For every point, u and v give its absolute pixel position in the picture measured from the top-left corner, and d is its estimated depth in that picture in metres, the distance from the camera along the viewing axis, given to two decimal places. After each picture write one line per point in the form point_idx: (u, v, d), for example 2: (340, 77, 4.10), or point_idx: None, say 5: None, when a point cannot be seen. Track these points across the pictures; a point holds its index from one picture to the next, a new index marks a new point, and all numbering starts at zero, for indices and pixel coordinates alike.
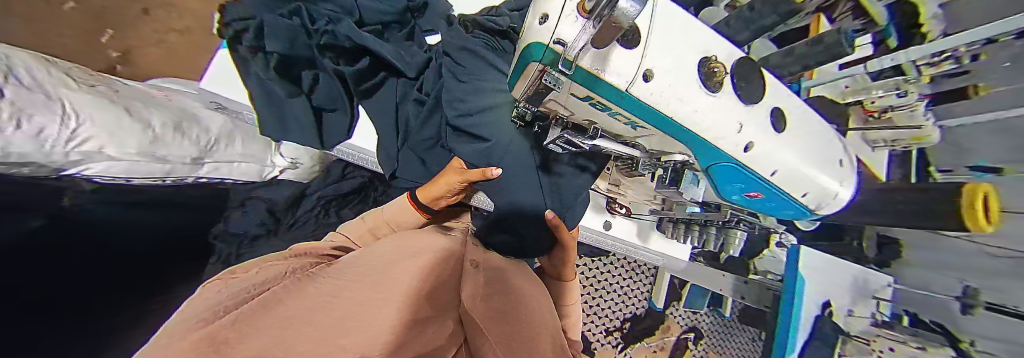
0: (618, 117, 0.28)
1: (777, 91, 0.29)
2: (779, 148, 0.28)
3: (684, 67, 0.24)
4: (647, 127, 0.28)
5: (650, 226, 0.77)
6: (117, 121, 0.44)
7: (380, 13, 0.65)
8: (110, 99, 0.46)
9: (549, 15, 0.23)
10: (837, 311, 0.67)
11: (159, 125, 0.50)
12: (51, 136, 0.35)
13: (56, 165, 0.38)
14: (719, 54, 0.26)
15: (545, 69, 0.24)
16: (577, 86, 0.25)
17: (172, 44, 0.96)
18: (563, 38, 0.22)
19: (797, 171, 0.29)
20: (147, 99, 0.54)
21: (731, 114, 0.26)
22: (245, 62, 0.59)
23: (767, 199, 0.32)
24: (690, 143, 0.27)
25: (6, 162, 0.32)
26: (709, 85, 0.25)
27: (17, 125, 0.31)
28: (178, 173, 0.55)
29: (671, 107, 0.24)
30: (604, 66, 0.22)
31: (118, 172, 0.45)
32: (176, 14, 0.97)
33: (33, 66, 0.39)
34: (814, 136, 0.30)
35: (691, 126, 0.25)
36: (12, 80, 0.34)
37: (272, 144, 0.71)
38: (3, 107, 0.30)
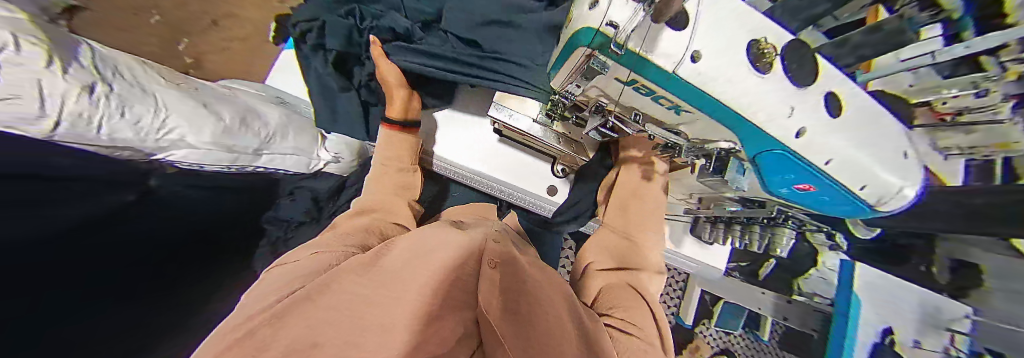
0: (662, 101, 0.29)
1: (833, 75, 0.27)
2: (836, 135, 0.26)
3: (732, 47, 0.24)
4: (693, 109, 0.28)
5: (683, 228, 0.75)
6: (195, 113, 0.50)
7: (422, 8, 0.59)
8: (191, 95, 0.53)
9: (598, 0, 0.23)
10: (901, 340, 0.59)
11: (226, 118, 0.56)
12: (145, 125, 0.42)
13: (147, 150, 0.45)
14: (770, 37, 0.25)
15: (593, 53, 0.25)
16: (624, 68, 0.26)
17: (236, 52, 1.13)
18: (614, 21, 0.22)
19: (856, 161, 0.27)
20: (219, 96, 0.61)
21: (781, 97, 0.25)
22: (308, 58, 0.65)
23: (820, 193, 0.31)
24: (735, 124, 0.27)
25: (113, 145, 0.39)
26: (758, 66, 0.24)
27: (122, 114, 0.38)
28: (242, 162, 0.62)
29: (721, 89, 0.24)
30: (652, 48, 0.23)
31: (194, 158, 0.52)
32: (242, 25, 1.14)
33: (134, 67, 0.46)
34: (877, 125, 0.28)
35: (740, 108, 0.25)
36: (119, 77, 0.41)
37: (319, 138, 0.76)
38: (110, 98, 0.37)
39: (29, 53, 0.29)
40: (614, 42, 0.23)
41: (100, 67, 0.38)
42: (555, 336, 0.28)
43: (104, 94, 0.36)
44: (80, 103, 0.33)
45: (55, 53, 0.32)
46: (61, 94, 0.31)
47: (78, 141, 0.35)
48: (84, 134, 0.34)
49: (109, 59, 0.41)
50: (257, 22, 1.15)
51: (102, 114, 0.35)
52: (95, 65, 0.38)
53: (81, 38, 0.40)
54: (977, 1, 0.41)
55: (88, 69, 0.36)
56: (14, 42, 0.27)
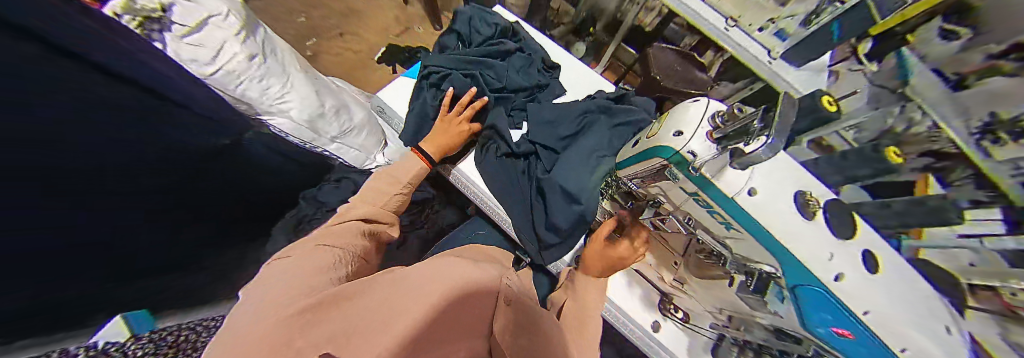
0: (715, 216, 0.33)
1: (867, 235, 0.29)
2: (872, 289, 0.27)
3: (782, 195, 0.29)
4: (743, 233, 0.30)
5: (705, 346, 0.57)
6: (309, 94, 0.63)
7: (517, 82, 0.74)
8: (314, 83, 0.67)
9: (684, 131, 0.30)
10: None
11: (327, 106, 0.67)
12: (270, 91, 0.57)
13: (262, 109, 0.58)
14: (815, 191, 0.30)
15: (668, 165, 0.32)
16: (690, 184, 0.31)
17: (345, 58, 1.39)
18: (695, 151, 0.29)
19: (898, 325, 0.26)
20: (330, 88, 0.74)
21: (822, 241, 0.28)
22: (419, 91, 0.73)
23: (857, 347, 0.28)
24: (784, 260, 0.29)
25: (241, 97, 0.54)
26: (804, 212, 0.28)
27: (258, 77, 0.54)
28: (317, 143, 0.72)
29: (769, 222, 0.28)
30: (719, 176, 0.29)
31: (287, 128, 0.64)
32: (359, 42, 1.43)
33: (284, 54, 0.63)
34: (914, 296, 0.28)
35: (790, 246, 0.28)
36: (273, 56, 0.58)
37: (381, 144, 0.85)
38: (258, 67, 0.53)
39: (228, 22, 0.48)
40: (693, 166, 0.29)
41: (265, 47, 0.56)
42: None
43: (257, 62, 0.53)
44: (235, 62, 0.49)
45: (245, 28, 0.52)
46: (227, 52, 0.48)
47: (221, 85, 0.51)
48: (228, 84, 0.51)
49: (271, 43, 0.59)
50: (370, 43, 1.43)
51: (247, 75, 0.52)
52: (262, 43, 0.56)
53: (264, 27, 0.60)
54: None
55: (259, 43, 0.55)
56: (222, 14, 0.48)
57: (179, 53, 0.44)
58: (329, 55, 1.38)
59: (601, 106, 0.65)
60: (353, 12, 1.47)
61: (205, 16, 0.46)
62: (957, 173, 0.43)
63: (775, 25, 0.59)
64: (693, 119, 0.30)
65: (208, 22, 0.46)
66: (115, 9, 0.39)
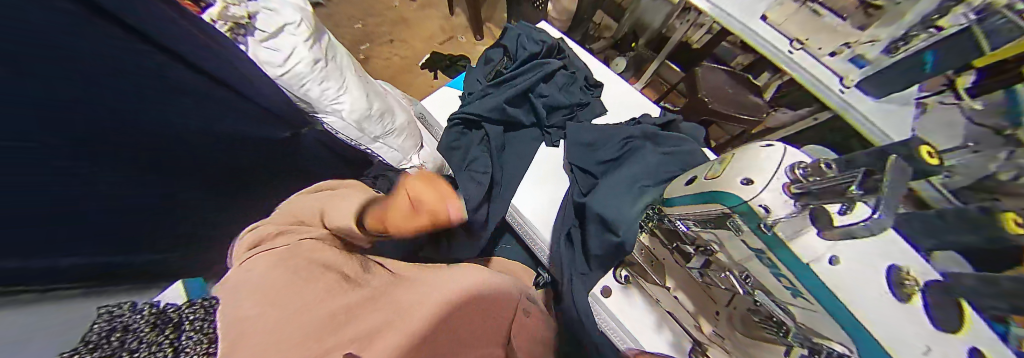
0: (780, 277, 0.30)
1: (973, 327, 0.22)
2: None
3: (870, 278, 0.27)
4: (811, 300, 0.28)
5: None
6: (359, 98, 0.68)
7: (556, 101, 0.74)
8: (366, 88, 0.72)
9: (755, 181, 0.29)
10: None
11: (374, 109, 0.72)
12: (327, 92, 0.61)
13: (320, 107, 0.64)
14: (911, 270, 0.27)
15: (731, 215, 0.32)
16: (757, 240, 0.30)
17: (392, 63, 1.50)
18: (768, 206, 0.28)
19: None
20: (380, 93, 0.80)
21: (912, 324, 0.24)
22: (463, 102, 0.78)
23: None
24: (860, 341, 0.26)
25: (302, 95, 0.60)
26: (898, 295, 0.26)
27: (319, 81, 0.59)
28: (362, 142, 0.78)
29: (847, 294, 0.26)
30: (793, 237, 0.28)
31: (339, 127, 0.71)
32: (405, 48, 1.53)
33: (343, 59, 0.68)
34: None
35: (869, 324, 0.25)
36: (334, 59, 0.63)
37: (418, 147, 0.89)
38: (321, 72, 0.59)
39: (299, 30, 0.53)
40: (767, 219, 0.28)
41: (329, 51, 0.62)
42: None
43: (319, 66, 0.57)
44: (299, 65, 0.54)
45: (314, 35, 0.57)
46: (292, 54, 0.53)
47: (286, 84, 0.57)
48: (292, 85, 0.57)
49: (331, 46, 0.65)
50: (415, 50, 1.53)
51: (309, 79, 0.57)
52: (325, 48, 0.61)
53: (329, 34, 0.66)
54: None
55: (323, 50, 0.60)
56: (296, 22, 0.53)
57: (258, 55, 0.50)
58: (378, 60, 1.50)
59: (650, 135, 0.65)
60: (404, 21, 1.59)
61: (280, 25, 0.51)
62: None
63: (852, 50, 0.54)
64: (766, 169, 0.29)
65: (284, 30, 0.52)
66: (212, 17, 0.45)
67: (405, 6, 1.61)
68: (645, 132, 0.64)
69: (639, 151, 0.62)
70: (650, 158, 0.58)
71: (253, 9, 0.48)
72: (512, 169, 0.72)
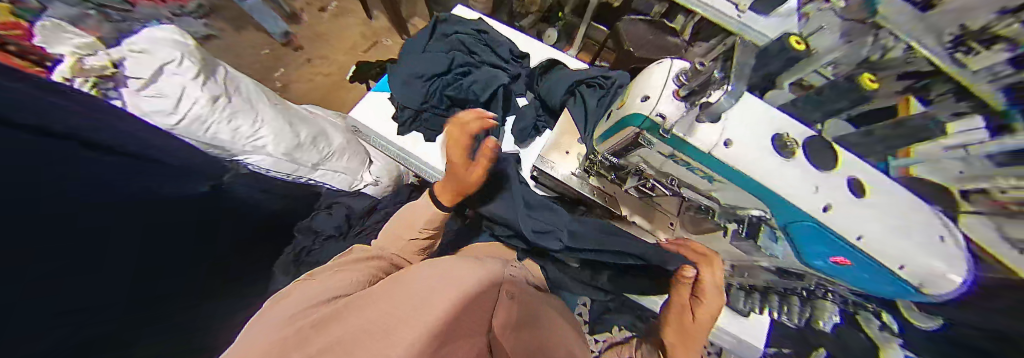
0: (696, 171, 0.33)
1: (855, 162, 0.28)
2: (870, 214, 0.25)
3: (762, 141, 0.29)
4: (724, 180, 0.31)
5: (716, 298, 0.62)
6: (280, 128, 0.63)
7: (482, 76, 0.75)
8: (284, 117, 0.66)
9: (649, 96, 0.32)
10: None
11: (302, 136, 0.67)
12: (243, 131, 0.57)
13: (236, 149, 0.58)
14: (793, 132, 0.29)
15: (641, 132, 0.33)
16: (666, 146, 0.32)
17: (318, 83, 1.37)
18: (663, 113, 0.30)
19: (900, 243, 0.24)
20: (303, 116, 0.72)
21: (802, 177, 0.27)
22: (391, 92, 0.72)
23: (859, 270, 0.28)
24: (766, 199, 0.29)
25: (208, 139, 0.53)
26: (782, 151, 0.28)
27: (224, 119, 0.54)
28: (300, 173, 0.70)
29: (746, 165, 0.28)
30: (690, 133, 0.29)
31: (268, 165, 0.63)
32: (328, 64, 1.41)
33: (250, 88, 0.63)
34: (925, 215, 0.26)
35: (768, 184, 0.28)
36: (235, 91, 0.59)
37: (366, 163, 0.83)
38: (223, 106, 0.55)
39: (180, 68, 0.50)
40: (682, 105, 0.30)
41: (224, 85, 0.57)
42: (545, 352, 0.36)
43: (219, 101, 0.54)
44: (201, 107, 0.50)
45: (201, 70, 0.53)
46: (177, 93, 0.48)
47: (190, 136, 0.52)
48: (196, 131, 0.51)
49: (232, 76, 0.60)
50: (340, 63, 1.41)
51: (213, 117, 0.53)
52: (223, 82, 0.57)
53: (225, 65, 0.61)
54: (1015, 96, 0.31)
55: (218, 83, 0.56)
56: (175, 60, 0.49)
57: (138, 105, 0.46)
58: (299, 83, 1.36)
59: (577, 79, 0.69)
60: (319, 35, 1.44)
61: (118, 58, 0.46)
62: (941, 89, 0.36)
63: None
64: (656, 85, 0.32)
65: (157, 68, 0.47)
66: (65, 73, 0.42)
67: (314, 19, 1.46)
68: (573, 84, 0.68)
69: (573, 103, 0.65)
70: (581, 107, 0.63)
71: (114, 56, 0.45)
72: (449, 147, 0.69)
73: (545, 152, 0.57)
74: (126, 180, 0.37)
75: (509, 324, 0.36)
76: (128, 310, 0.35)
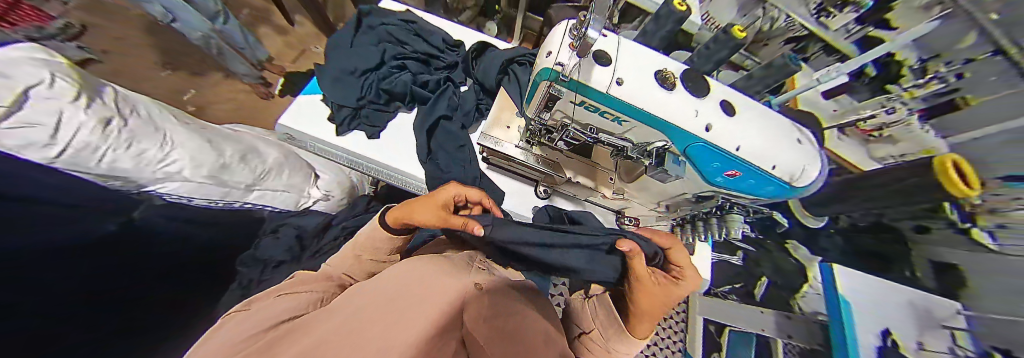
0: (606, 115, 0.36)
1: (724, 90, 0.36)
2: (736, 128, 0.33)
3: (647, 77, 0.33)
4: (628, 119, 0.35)
5: None
6: (200, 149, 0.54)
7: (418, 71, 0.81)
8: (199, 133, 0.58)
9: (551, 50, 0.34)
10: (934, 350, 0.62)
11: (228, 154, 0.59)
12: (148, 157, 0.46)
13: (144, 181, 0.47)
14: (671, 68, 0.35)
15: (551, 84, 0.34)
16: (572, 93, 0.34)
17: (242, 102, 1.23)
18: (561, 62, 0.32)
19: (759, 146, 0.33)
20: (224, 133, 0.66)
21: (686, 104, 0.33)
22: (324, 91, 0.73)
23: (749, 179, 0.35)
24: (666, 131, 0.34)
25: (109, 176, 0.42)
26: (665, 85, 0.34)
27: (126, 147, 0.42)
28: (232, 197, 0.63)
29: (643, 101, 0.32)
30: (588, 78, 0.32)
31: (184, 192, 0.54)
32: None
33: (151, 108, 0.53)
34: (772, 121, 0.35)
35: (662, 115, 0.33)
36: (134, 114, 0.46)
37: (312, 176, 0.78)
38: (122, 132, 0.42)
39: (54, 90, 0.34)
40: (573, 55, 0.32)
41: (119, 106, 0.44)
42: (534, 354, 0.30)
43: (117, 128, 0.41)
44: (94, 134, 0.37)
45: (84, 90, 0.39)
46: (76, 124, 0.36)
47: (78, 172, 0.38)
48: (87, 163, 0.38)
49: (126, 98, 0.48)
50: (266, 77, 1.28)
51: (110, 146, 0.39)
52: (119, 104, 0.44)
53: (111, 84, 0.48)
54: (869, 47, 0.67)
55: (108, 104, 0.42)
56: (44, 80, 0.34)
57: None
58: (220, 104, 1.20)
59: (505, 62, 0.74)
60: None
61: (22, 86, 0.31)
62: (813, 48, 0.74)
63: None
64: (556, 41, 0.35)
65: (30, 94, 0.32)
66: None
67: None
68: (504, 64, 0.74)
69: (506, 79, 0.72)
70: (515, 82, 0.69)
71: None
72: (397, 139, 0.72)
73: (486, 131, 0.61)
74: (32, 207, 0.33)
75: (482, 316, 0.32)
76: (53, 348, 0.31)
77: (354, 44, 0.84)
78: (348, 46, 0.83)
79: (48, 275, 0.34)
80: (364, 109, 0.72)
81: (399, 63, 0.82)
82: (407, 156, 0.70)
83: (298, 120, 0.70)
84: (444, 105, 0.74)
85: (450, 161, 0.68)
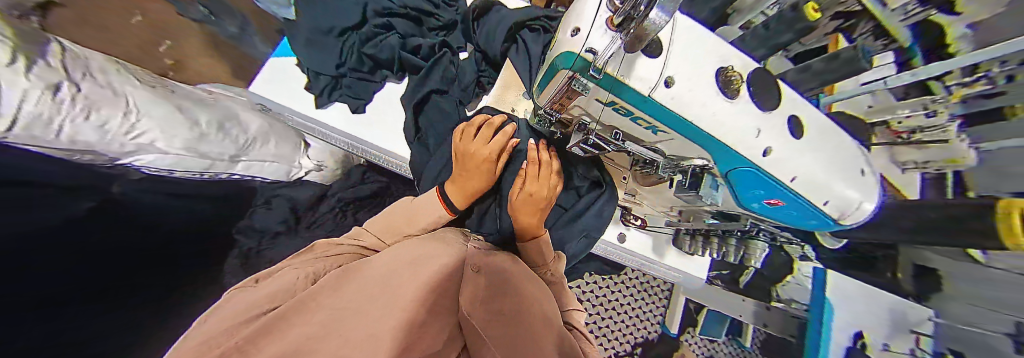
0: (639, 121, 0.30)
1: (792, 99, 0.31)
2: (798, 155, 0.29)
3: (704, 75, 0.27)
4: (668, 131, 0.29)
5: (667, 240, 0.71)
6: (167, 120, 0.49)
7: (405, 32, 0.72)
8: (166, 99, 0.51)
9: (580, 29, 0.26)
10: (898, 350, 0.71)
11: (203, 124, 0.54)
12: (112, 128, 0.40)
13: (112, 154, 0.43)
14: (737, 65, 0.28)
15: (575, 76, 0.27)
16: (603, 92, 0.27)
17: (222, 55, 1.11)
18: (594, 48, 0.25)
19: (817, 178, 0.30)
20: (197, 100, 0.59)
21: (747, 118, 0.28)
22: (299, 53, 0.67)
23: (787, 208, 0.34)
24: (711, 146, 0.29)
25: (72, 150, 0.37)
26: (727, 92, 0.27)
27: (85, 117, 0.36)
28: (216, 169, 0.59)
29: (692, 111, 0.26)
30: (628, 73, 0.25)
31: (164, 165, 0.50)
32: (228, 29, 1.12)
33: (106, 68, 0.45)
34: (835, 146, 0.32)
35: (711, 129, 0.27)
36: (88, 78, 0.39)
37: (301, 147, 0.75)
38: (78, 101, 0.36)
39: None
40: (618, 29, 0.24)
41: (68, 67, 0.37)
42: (535, 319, 0.28)
43: (71, 96, 0.35)
44: (43, 103, 0.31)
45: (20, 49, 0.32)
46: (22, 92, 0.29)
47: (37, 147, 0.33)
48: (43, 136, 0.32)
49: (79, 58, 0.41)
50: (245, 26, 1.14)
51: (65, 116, 0.33)
52: (64, 63, 0.37)
53: (53, 36, 0.40)
54: (922, 36, 0.54)
55: (54, 66, 0.35)
56: None
57: None
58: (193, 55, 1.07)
59: (516, 28, 0.64)
60: None
61: None
62: (861, 29, 0.55)
63: None
64: (588, 13, 0.26)
65: None
66: None
67: None
68: (513, 28, 0.64)
69: (512, 50, 0.63)
70: (524, 54, 0.61)
71: None
72: (387, 114, 0.70)
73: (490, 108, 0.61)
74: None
75: (480, 296, 0.29)
76: (57, 332, 0.30)
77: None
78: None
79: (61, 258, 0.34)
80: (345, 79, 0.69)
81: (385, 21, 0.72)
82: (394, 133, 0.69)
83: (277, 92, 0.69)
84: (437, 76, 0.67)
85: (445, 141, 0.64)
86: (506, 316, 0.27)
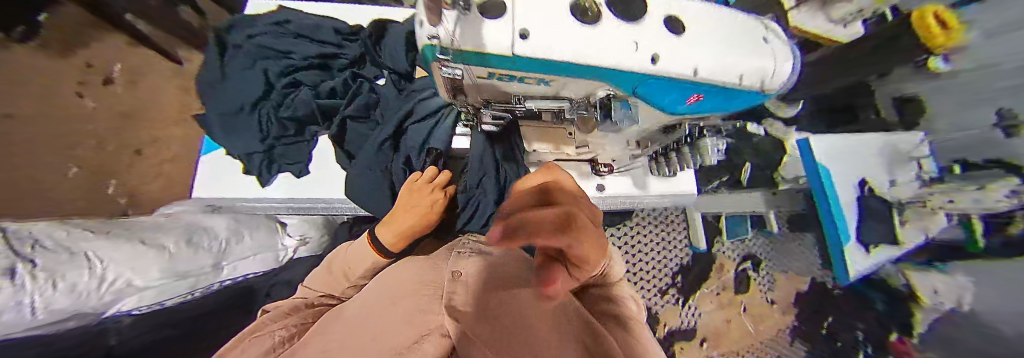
0: (528, 78, 0.32)
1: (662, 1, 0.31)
2: (687, 49, 0.30)
3: (557, 13, 0.27)
4: (555, 78, 0.31)
5: (644, 172, 0.72)
6: (135, 254, 0.48)
7: (313, 81, 0.71)
8: (124, 237, 0.50)
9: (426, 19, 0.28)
10: (903, 180, 0.82)
11: (171, 246, 0.54)
12: (86, 286, 0.40)
13: (95, 311, 0.41)
14: None
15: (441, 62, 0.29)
16: (474, 66, 0.29)
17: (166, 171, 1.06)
18: (437, 34, 0.27)
19: (714, 64, 0.30)
20: (155, 226, 0.58)
21: (619, 35, 0.28)
22: (229, 141, 0.68)
23: (710, 98, 0.34)
24: (601, 76, 0.30)
25: (55, 321, 0.36)
26: (585, 20, 0.28)
27: (54, 285, 0.36)
28: (204, 283, 0.58)
29: (557, 52, 0.27)
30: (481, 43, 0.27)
31: (151, 299, 0.49)
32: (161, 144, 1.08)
33: (52, 232, 0.43)
34: (722, 24, 0.32)
35: (585, 61, 0.28)
36: (40, 249, 0.38)
37: (277, 228, 0.76)
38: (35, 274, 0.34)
39: None
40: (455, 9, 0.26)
41: (14, 246, 0.36)
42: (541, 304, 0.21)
43: (28, 271, 0.34)
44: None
45: None
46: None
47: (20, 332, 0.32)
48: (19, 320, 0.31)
49: (24, 233, 0.39)
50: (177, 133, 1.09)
51: (30, 292, 0.33)
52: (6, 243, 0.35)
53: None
54: None
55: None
56: None
57: None
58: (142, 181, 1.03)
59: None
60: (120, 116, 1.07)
61: None
62: None
63: None
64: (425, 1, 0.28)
65: None
66: None
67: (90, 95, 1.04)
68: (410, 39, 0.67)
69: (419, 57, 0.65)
70: None
71: None
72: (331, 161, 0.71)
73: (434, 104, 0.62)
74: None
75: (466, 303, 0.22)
76: None
77: (232, 66, 0.71)
78: (224, 77, 0.70)
79: None
80: (277, 148, 0.69)
81: (293, 78, 0.71)
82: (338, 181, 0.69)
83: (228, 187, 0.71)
84: (356, 109, 0.65)
85: (382, 168, 0.62)
86: (493, 309, 0.20)
